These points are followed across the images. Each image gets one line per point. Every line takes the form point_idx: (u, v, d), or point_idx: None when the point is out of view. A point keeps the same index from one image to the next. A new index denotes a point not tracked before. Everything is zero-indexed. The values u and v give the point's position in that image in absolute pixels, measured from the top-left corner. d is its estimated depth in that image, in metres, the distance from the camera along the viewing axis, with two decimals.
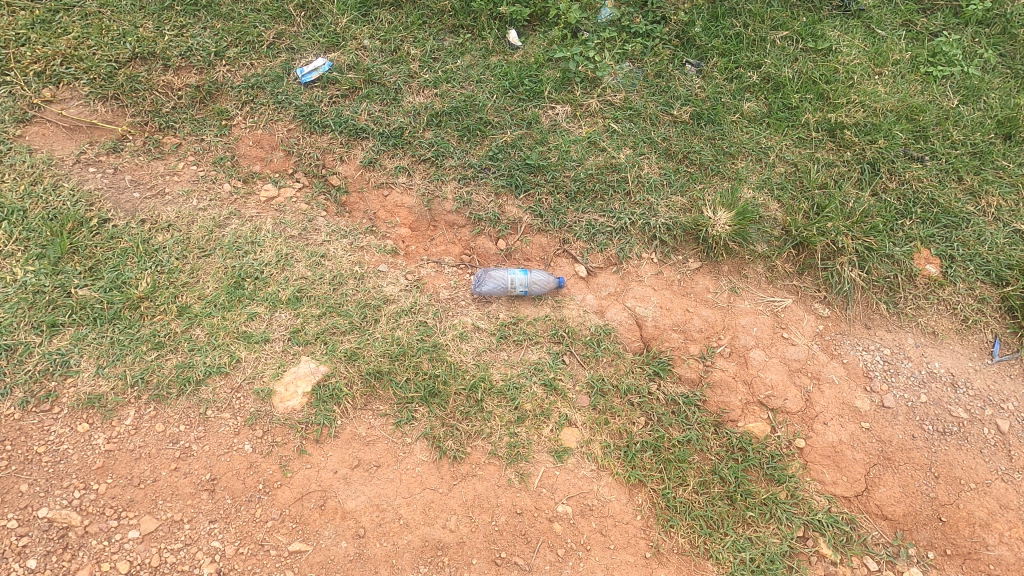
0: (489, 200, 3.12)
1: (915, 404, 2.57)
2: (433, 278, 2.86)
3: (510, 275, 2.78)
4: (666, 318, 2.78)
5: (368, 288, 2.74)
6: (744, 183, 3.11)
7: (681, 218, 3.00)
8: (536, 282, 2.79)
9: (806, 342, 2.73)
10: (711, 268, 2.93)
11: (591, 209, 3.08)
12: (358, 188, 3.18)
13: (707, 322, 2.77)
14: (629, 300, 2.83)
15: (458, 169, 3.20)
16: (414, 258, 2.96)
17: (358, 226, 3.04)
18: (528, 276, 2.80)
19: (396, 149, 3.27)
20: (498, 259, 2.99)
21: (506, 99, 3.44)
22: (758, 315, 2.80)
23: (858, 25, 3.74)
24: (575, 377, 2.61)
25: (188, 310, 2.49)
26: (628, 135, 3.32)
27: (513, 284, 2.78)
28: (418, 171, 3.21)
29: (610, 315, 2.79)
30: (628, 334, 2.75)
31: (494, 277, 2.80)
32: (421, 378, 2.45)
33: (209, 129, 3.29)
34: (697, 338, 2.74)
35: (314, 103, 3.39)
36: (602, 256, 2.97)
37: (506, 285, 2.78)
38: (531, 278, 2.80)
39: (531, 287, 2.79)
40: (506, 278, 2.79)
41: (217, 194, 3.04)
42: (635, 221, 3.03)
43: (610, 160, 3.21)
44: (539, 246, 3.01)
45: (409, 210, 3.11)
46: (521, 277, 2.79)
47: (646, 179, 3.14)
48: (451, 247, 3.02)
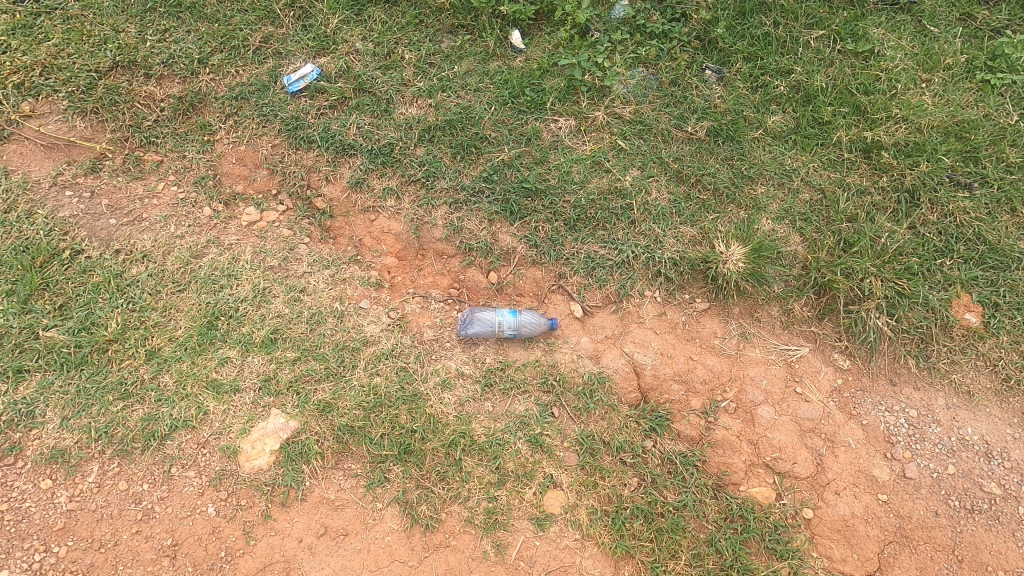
0: (481, 227, 2.89)
1: (940, 476, 2.31)
2: (418, 316, 2.69)
3: (497, 317, 2.59)
4: (667, 367, 2.55)
5: (348, 328, 2.60)
6: (762, 212, 2.82)
7: (689, 252, 2.74)
8: (526, 325, 2.60)
9: (821, 399, 2.48)
10: (720, 309, 2.67)
11: (591, 240, 2.84)
12: (344, 211, 2.99)
13: (711, 372, 2.54)
14: (627, 344, 2.61)
15: (450, 191, 2.98)
16: (399, 291, 2.78)
17: (341, 254, 2.87)
18: (517, 318, 2.61)
19: (385, 168, 3.05)
20: (488, 294, 2.79)
21: (505, 111, 3.17)
22: (769, 366, 2.55)
23: (906, 21, 3.30)
24: (564, 432, 2.43)
25: (158, 354, 2.39)
26: (637, 154, 3.03)
27: (501, 328, 2.59)
28: (407, 193, 2.99)
29: (605, 361, 2.58)
30: (624, 384, 2.54)
31: (479, 320, 2.62)
32: (397, 434, 2.32)
33: (191, 146, 3.12)
34: (699, 391, 2.52)
35: (301, 115, 3.18)
36: (600, 293, 2.73)
37: (494, 328, 2.59)
38: (520, 320, 2.61)
39: (520, 330, 2.60)
40: (493, 321, 2.60)
41: (197, 218, 2.90)
42: (638, 254, 2.78)
43: (615, 184, 2.94)
44: (532, 280, 2.79)
45: (396, 237, 2.91)
46: (509, 319, 2.60)
47: (653, 206, 2.87)
48: (439, 278, 2.83)
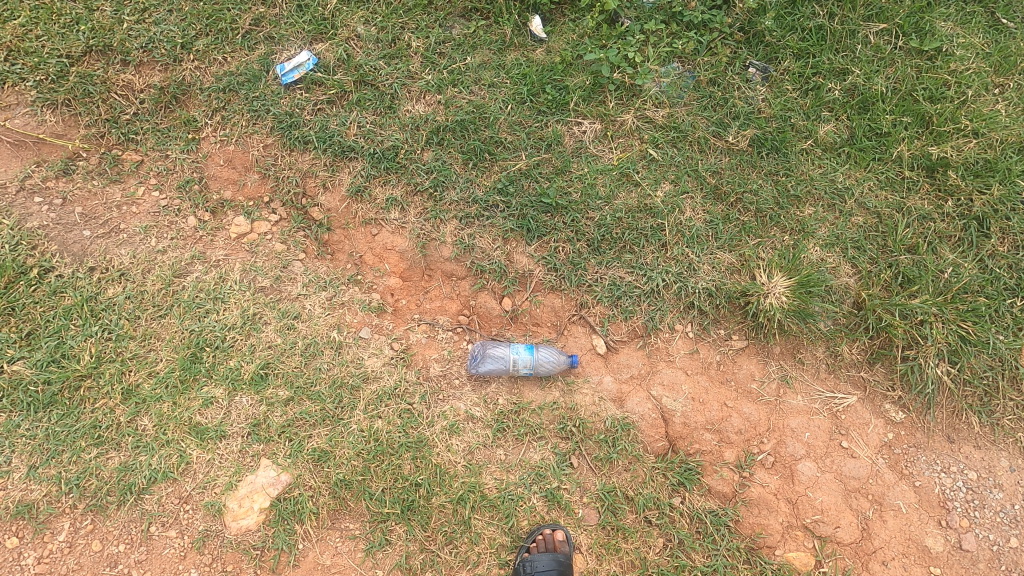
0: (495, 246, 2.61)
1: (1000, 548, 2.10)
2: (423, 348, 2.43)
3: (511, 354, 2.33)
4: (699, 414, 2.31)
5: (346, 362, 2.35)
6: (810, 238, 2.51)
7: (727, 283, 2.46)
8: (544, 362, 2.35)
9: (870, 456, 2.24)
10: (759, 348, 2.40)
11: (616, 264, 2.55)
12: (343, 223, 2.70)
13: (748, 421, 2.30)
14: (655, 387, 2.36)
15: (460, 204, 2.67)
16: (403, 317, 2.52)
17: (340, 273, 2.59)
18: (533, 355, 2.34)
19: (388, 175, 2.73)
20: (502, 322, 2.52)
21: (523, 112, 2.82)
22: (812, 415, 2.30)
23: (977, 12, 2.89)
24: (584, 486, 2.22)
25: (136, 393, 2.16)
26: (670, 165, 2.70)
27: (516, 367, 2.33)
28: (413, 205, 2.69)
29: (630, 406, 2.33)
30: (650, 432, 2.30)
31: (492, 357, 2.36)
32: (400, 488, 2.11)
33: (173, 144, 2.79)
34: (733, 442, 2.28)
35: (295, 111, 2.82)
36: (626, 327, 2.46)
37: (508, 367, 2.34)
38: (538, 357, 2.35)
39: (538, 369, 2.34)
40: (507, 358, 2.34)
41: (180, 230, 2.61)
42: (669, 283, 2.49)
43: (645, 200, 2.62)
44: (550, 308, 2.52)
45: (400, 255, 2.62)
46: (525, 357, 2.33)
47: (687, 228, 2.56)
48: (448, 303, 2.56)
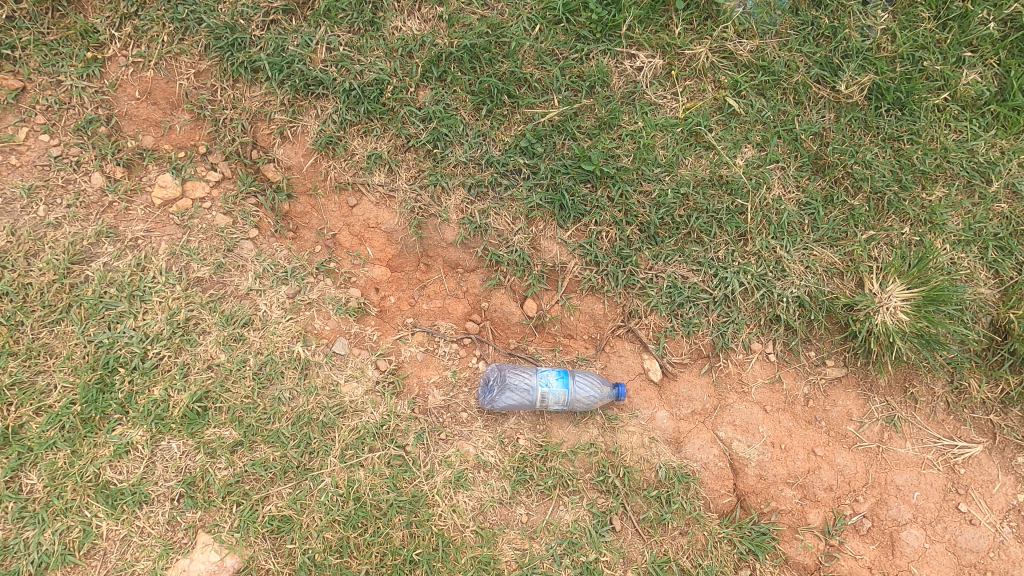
0: (515, 228, 1.93)
1: None
2: (419, 368, 1.83)
3: (540, 388, 1.74)
4: (779, 465, 1.79)
5: (316, 389, 1.75)
6: (941, 231, 1.87)
7: (824, 290, 1.85)
8: (582, 396, 1.78)
9: (993, 524, 1.75)
10: (861, 378, 1.83)
11: (678, 258, 1.91)
12: (309, 188, 1.98)
13: (841, 475, 1.79)
14: (723, 427, 1.81)
15: (469, 168, 1.96)
16: (391, 323, 1.89)
17: (306, 260, 1.92)
18: (568, 387, 1.76)
19: (370, 121, 1.99)
20: (523, 333, 1.91)
21: (555, 35, 2.00)
22: (923, 469, 1.79)
23: None
24: (628, 556, 1.75)
25: (19, 438, 1.62)
26: (755, 122, 1.97)
27: (545, 404, 1.75)
28: (405, 165, 1.98)
29: (690, 451, 1.80)
30: (714, 486, 1.79)
31: (513, 390, 1.78)
32: (390, 566, 1.65)
33: (67, 65, 1.95)
34: (820, 501, 1.78)
35: (234, 22, 1.96)
36: (688, 345, 1.87)
37: (535, 403, 1.76)
38: (574, 389, 1.77)
39: (573, 405, 1.78)
40: (533, 392, 1.76)
41: (82, 191, 1.89)
42: (748, 287, 1.87)
43: (719, 171, 1.93)
44: (588, 316, 1.90)
45: (387, 236, 1.95)
46: (558, 390, 1.75)
47: (775, 213, 1.91)
48: (452, 304, 1.92)
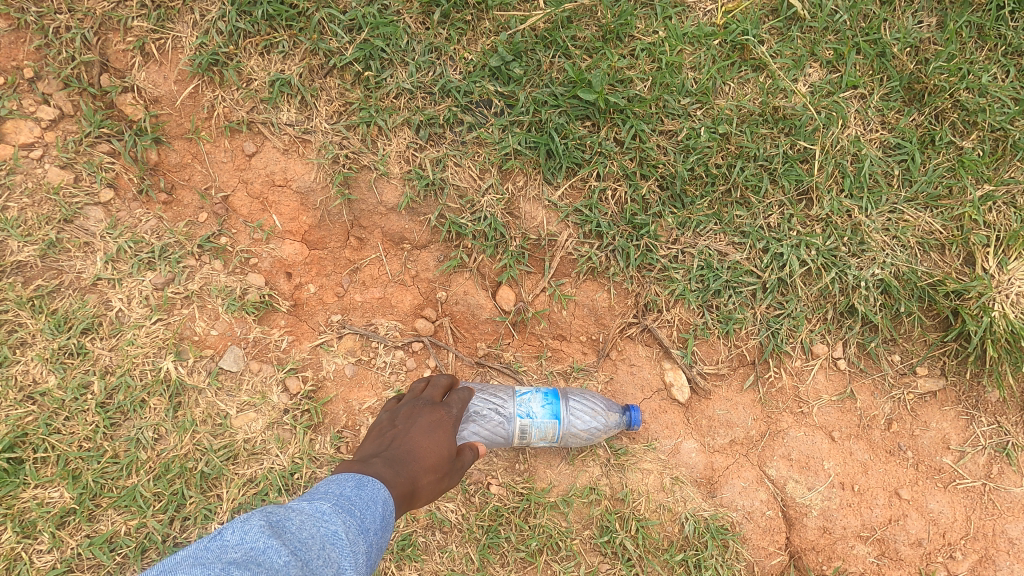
0: (484, 186, 1.36)
1: None
2: (348, 388, 1.30)
3: (516, 421, 1.21)
4: (850, 513, 1.29)
5: (192, 427, 1.22)
6: None
7: (921, 272, 1.31)
8: (578, 426, 1.25)
9: None
10: (965, 392, 1.32)
11: (713, 226, 1.35)
12: (188, 132, 1.37)
13: (934, 525, 1.30)
14: (773, 463, 1.31)
15: (416, 100, 1.36)
16: (309, 322, 1.34)
17: (183, 233, 1.34)
18: (559, 416, 1.23)
19: (272, 32, 1.36)
20: (496, 334, 1.37)
21: None
22: None
23: None
24: None
25: None
26: (825, 31, 1.38)
27: (527, 441, 1.23)
28: (325, 95, 1.37)
29: (727, 497, 1.30)
30: (761, 543, 1.30)
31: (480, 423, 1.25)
32: None
33: None
34: (904, 561, 1.30)
35: None
36: (725, 349, 1.34)
37: (512, 441, 1.24)
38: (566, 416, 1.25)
39: (568, 438, 1.26)
40: (508, 426, 1.23)
41: None
42: (811, 268, 1.33)
43: (774, 102, 1.35)
44: (588, 310, 1.36)
45: (301, 198, 1.36)
46: (542, 423, 1.22)
47: (851, 162, 1.35)
48: (397, 294, 1.37)
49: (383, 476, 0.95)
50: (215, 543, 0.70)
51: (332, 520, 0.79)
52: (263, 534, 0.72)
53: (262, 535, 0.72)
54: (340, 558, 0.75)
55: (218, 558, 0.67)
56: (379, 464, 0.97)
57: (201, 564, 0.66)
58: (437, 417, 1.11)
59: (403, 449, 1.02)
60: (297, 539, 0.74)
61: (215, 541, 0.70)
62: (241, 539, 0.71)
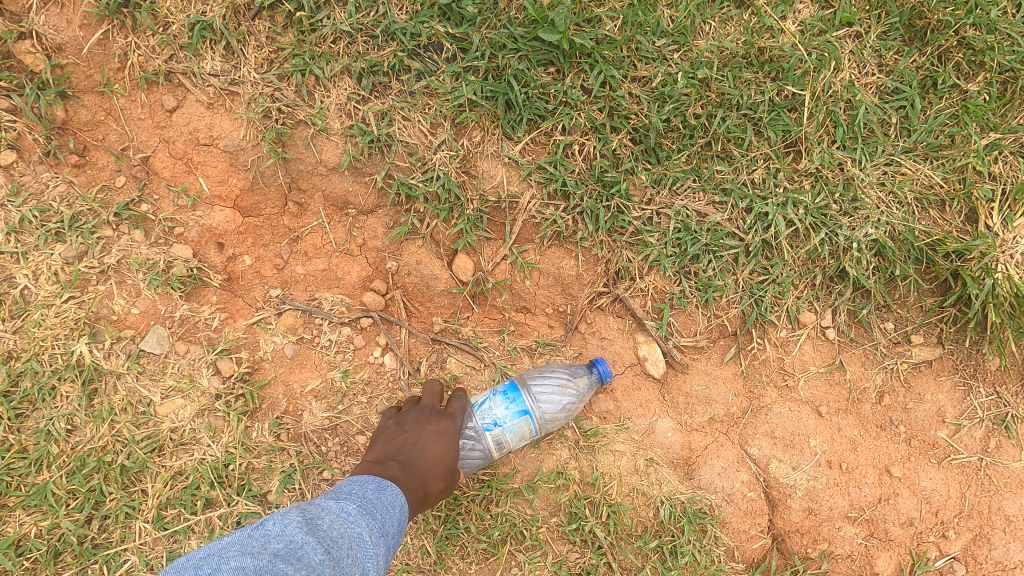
0: (436, 143, 1.21)
1: None
2: (288, 369, 1.19)
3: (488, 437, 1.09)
4: (836, 493, 1.20)
5: (112, 416, 1.11)
6: None
7: (918, 231, 1.19)
8: (553, 409, 1.14)
9: None
10: (963, 362, 1.22)
11: (691, 184, 1.22)
12: (97, 85, 1.20)
13: (926, 504, 1.21)
14: (755, 441, 1.21)
15: (356, 45, 1.20)
16: (244, 298, 1.20)
17: (95, 201, 1.19)
18: (527, 409, 1.11)
19: None
20: (454, 307, 1.25)
21: None
22: None
23: None
24: None
25: None
26: None
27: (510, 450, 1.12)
28: (254, 41, 1.21)
29: (706, 478, 1.20)
30: (741, 527, 1.21)
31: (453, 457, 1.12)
32: None
33: None
34: (893, 541, 1.21)
35: None
36: (704, 319, 1.23)
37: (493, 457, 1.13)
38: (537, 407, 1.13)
39: (547, 426, 1.15)
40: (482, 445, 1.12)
41: None
42: (798, 229, 1.21)
43: (759, 43, 1.21)
44: (553, 279, 1.23)
45: (229, 159, 1.21)
46: (514, 426, 1.11)
47: (844, 110, 1.21)
48: (342, 265, 1.23)
49: (397, 483, 0.90)
50: (258, 533, 0.70)
51: (357, 520, 0.77)
52: (300, 529, 0.72)
53: (299, 530, 0.71)
54: (365, 560, 0.74)
55: (264, 548, 0.67)
56: (394, 469, 0.93)
57: (248, 552, 0.67)
58: (446, 421, 1.05)
59: (414, 453, 0.97)
60: (328, 537, 0.72)
61: (258, 531, 0.71)
62: (281, 531, 0.71)
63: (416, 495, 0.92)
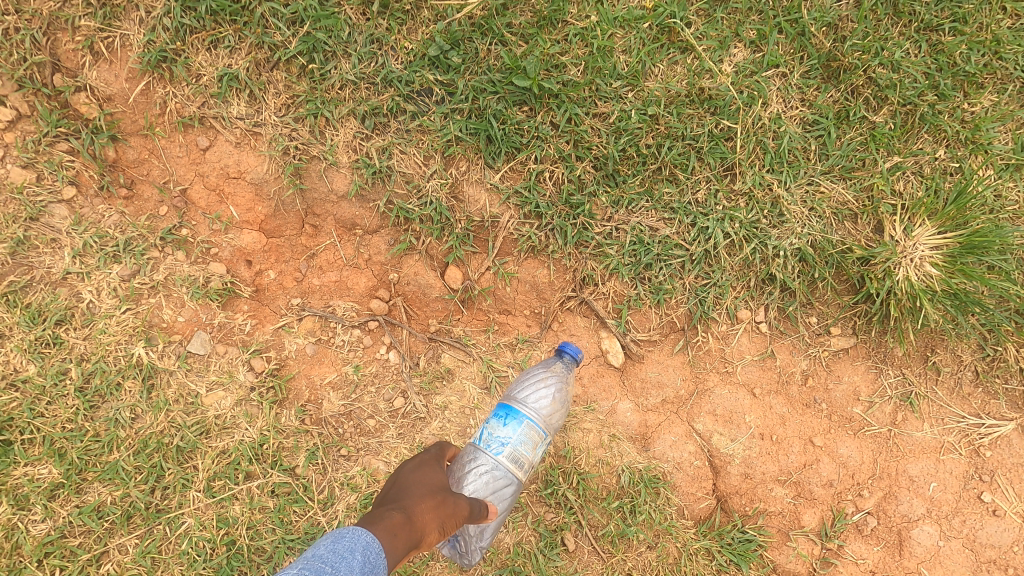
0: (429, 173, 1.44)
1: None
2: (309, 365, 1.42)
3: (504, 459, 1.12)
4: (768, 460, 1.44)
5: (166, 406, 1.34)
6: (985, 154, 1.42)
7: (834, 241, 1.42)
8: (545, 403, 1.30)
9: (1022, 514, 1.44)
10: (873, 349, 1.46)
11: (644, 203, 1.45)
12: (141, 128, 1.42)
13: (844, 468, 1.45)
14: (701, 419, 1.45)
15: (360, 91, 1.43)
16: (270, 306, 1.44)
17: (144, 227, 1.41)
18: (524, 415, 1.16)
19: (216, 27, 1.40)
20: (446, 311, 1.48)
21: None
22: (942, 455, 1.46)
23: None
24: None
25: None
26: (749, 11, 1.44)
27: (530, 461, 1.16)
28: (273, 89, 1.43)
29: (660, 450, 1.44)
30: (690, 490, 1.45)
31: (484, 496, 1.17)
32: None
33: None
34: (817, 499, 1.45)
35: None
36: (657, 317, 1.46)
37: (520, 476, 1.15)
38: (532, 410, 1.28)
39: (548, 421, 1.30)
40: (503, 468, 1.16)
41: None
42: (734, 240, 1.44)
43: (700, 83, 1.43)
44: (529, 286, 1.47)
45: (255, 190, 1.43)
46: (523, 436, 1.14)
47: (772, 139, 1.44)
48: (351, 277, 1.46)
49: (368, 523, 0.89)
50: None
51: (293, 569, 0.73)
52: None
53: None
54: None
55: None
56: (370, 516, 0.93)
57: None
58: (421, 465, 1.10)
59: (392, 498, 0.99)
60: None
61: None
62: None
63: (395, 523, 0.89)
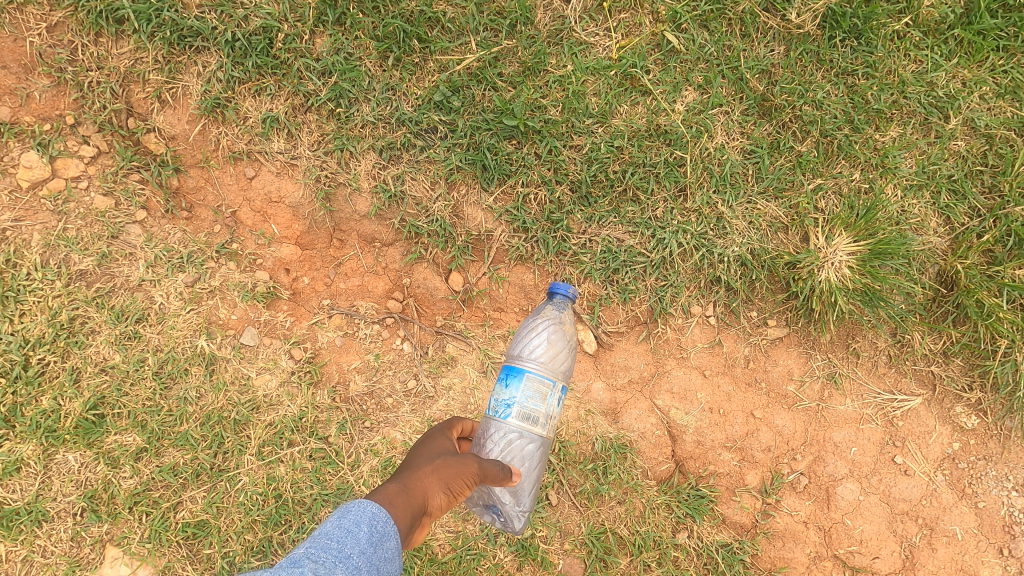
0: (435, 195, 1.75)
1: None
2: (338, 354, 1.74)
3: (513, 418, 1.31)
4: (717, 429, 1.75)
5: (224, 387, 1.66)
6: (891, 176, 1.73)
7: (767, 248, 1.73)
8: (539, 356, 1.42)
9: (928, 473, 1.74)
10: (803, 337, 1.77)
11: (612, 219, 1.76)
12: (199, 161, 1.74)
13: (780, 435, 1.75)
14: (661, 396, 1.75)
15: (378, 129, 1.74)
16: (306, 306, 1.75)
17: (203, 242, 1.73)
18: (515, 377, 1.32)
19: (261, 78, 1.72)
20: (450, 309, 1.79)
21: None
22: (862, 424, 1.76)
23: None
24: (564, 529, 1.75)
25: None
26: (697, 60, 1.76)
27: (543, 413, 1.33)
28: (307, 128, 1.74)
29: (627, 422, 1.75)
30: (652, 454, 1.75)
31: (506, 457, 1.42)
32: None
33: None
34: (758, 462, 1.75)
35: None
36: (624, 312, 1.77)
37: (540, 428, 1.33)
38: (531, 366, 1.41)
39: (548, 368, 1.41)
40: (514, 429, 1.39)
41: None
42: (687, 248, 1.75)
43: (657, 120, 1.74)
44: (518, 288, 1.78)
45: (293, 210, 1.75)
46: (523, 394, 1.32)
47: (717, 165, 1.75)
48: (371, 281, 1.77)
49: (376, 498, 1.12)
50: None
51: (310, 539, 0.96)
52: None
53: None
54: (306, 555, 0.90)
55: None
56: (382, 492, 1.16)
57: None
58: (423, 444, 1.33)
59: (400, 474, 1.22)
60: None
61: None
62: None
63: (395, 493, 1.11)
